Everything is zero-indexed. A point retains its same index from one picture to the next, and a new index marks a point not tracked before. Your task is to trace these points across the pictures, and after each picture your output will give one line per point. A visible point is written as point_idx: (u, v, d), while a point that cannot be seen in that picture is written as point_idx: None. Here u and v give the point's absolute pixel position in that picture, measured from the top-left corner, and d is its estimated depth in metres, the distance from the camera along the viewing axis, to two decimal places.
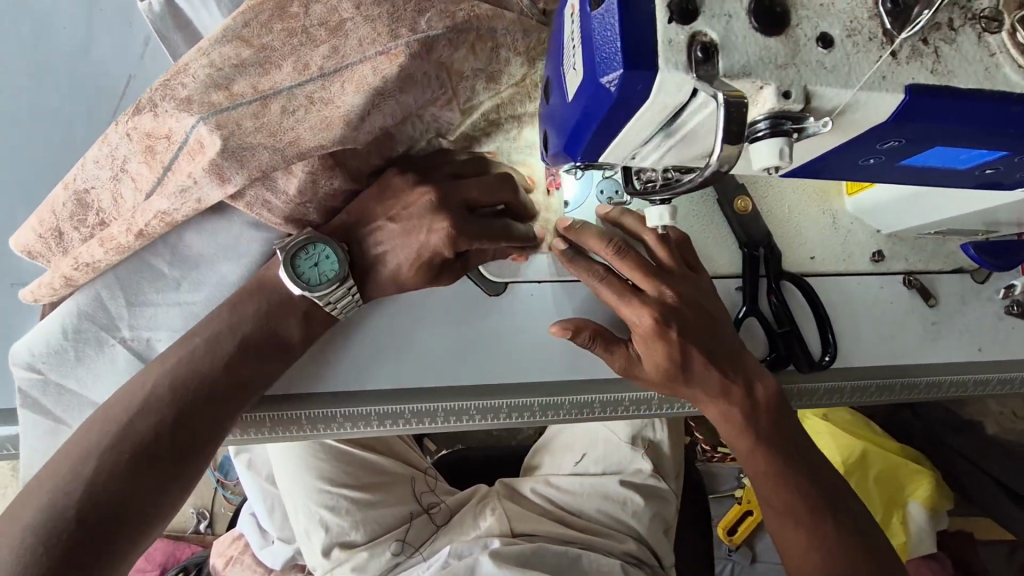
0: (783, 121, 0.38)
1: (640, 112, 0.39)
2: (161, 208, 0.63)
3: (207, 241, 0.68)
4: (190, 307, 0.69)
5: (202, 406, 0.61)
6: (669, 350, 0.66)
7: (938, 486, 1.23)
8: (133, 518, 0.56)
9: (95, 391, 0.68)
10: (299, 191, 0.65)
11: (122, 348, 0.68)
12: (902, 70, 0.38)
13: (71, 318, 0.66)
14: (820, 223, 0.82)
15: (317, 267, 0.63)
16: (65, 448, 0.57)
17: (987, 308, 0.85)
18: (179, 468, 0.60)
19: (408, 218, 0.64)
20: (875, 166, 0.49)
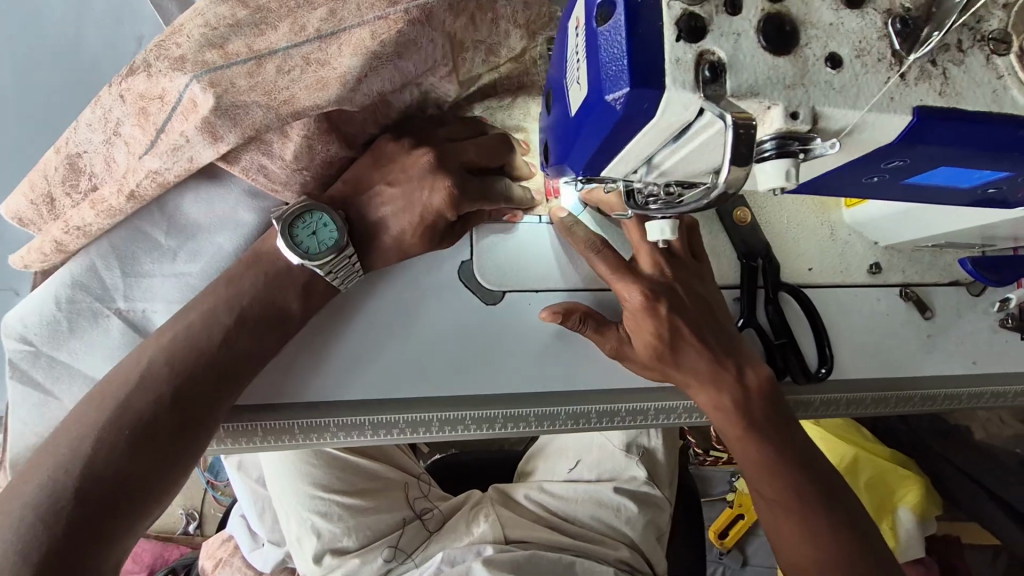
0: (790, 142, 0.38)
1: (645, 130, 0.39)
2: (153, 167, 0.61)
3: (204, 210, 0.67)
4: (186, 279, 0.67)
5: (202, 383, 0.60)
6: (658, 330, 0.67)
7: (926, 491, 1.23)
8: (134, 495, 0.55)
9: (88, 366, 0.66)
10: (295, 157, 0.63)
11: (116, 319, 0.66)
12: (910, 92, 0.38)
13: (65, 287, 0.64)
14: (818, 233, 0.82)
15: (315, 236, 0.62)
16: (62, 426, 0.56)
17: (982, 321, 0.85)
18: (179, 446, 0.58)
19: (408, 181, 0.64)
20: (878, 184, 0.49)
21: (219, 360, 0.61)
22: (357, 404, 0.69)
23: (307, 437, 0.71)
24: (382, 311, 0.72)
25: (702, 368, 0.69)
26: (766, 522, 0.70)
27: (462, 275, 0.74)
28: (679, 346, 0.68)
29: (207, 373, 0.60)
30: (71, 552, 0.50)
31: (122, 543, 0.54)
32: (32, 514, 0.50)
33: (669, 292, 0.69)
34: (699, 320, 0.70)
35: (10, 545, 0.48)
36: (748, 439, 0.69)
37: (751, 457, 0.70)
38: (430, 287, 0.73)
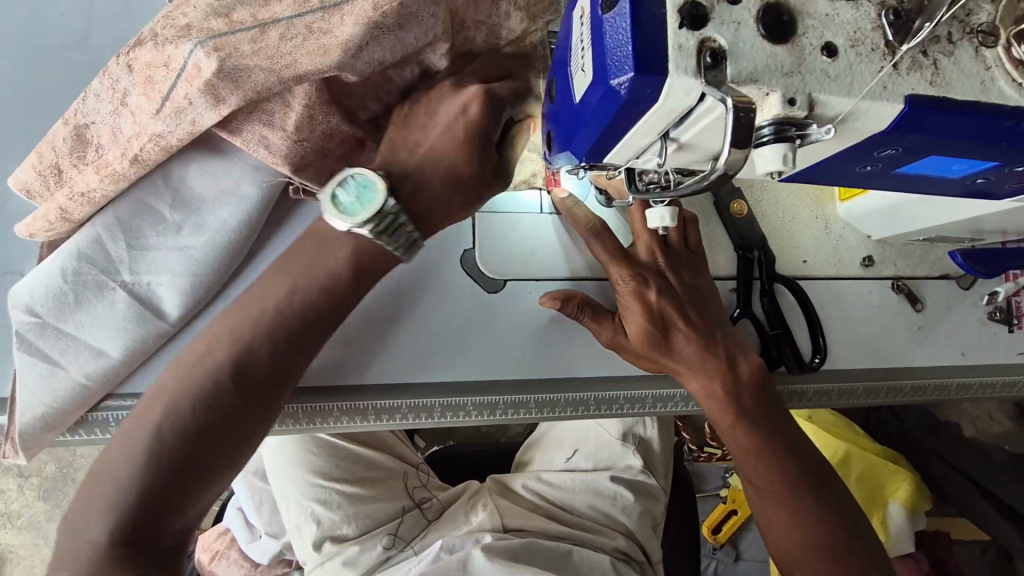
0: (789, 128, 0.39)
1: (648, 116, 0.40)
2: (157, 131, 0.59)
3: (208, 182, 0.65)
4: (190, 253, 0.67)
5: (267, 363, 0.58)
6: (648, 316, 0.69)
7: (916, 488, 1.25)
8: (211, 467, 0.56)
9: (93, 338, 0.66)
10: (296, 128, 0.59)
11: (122, 292, 0.65)
12: (903, 81, 0.39)
13: (71, 259, 0.63)
14: (812, 225, 0.84)
15: (358, 201, 0.55)
16: (147, 400, 0.57)
17: (971, 314, 0.87)
18: (248, 423, 0.58)
19: (427, 111, 0.60)
20: (872, 173, 0.50)
21: (288, 339, 0.59)
22: (359, 389, 0.70)
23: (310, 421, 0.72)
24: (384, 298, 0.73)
25: (692, 356, 0.71)
26: (757, 510, 0.71)
27: (464, 264, 0.75)
28: (669, 332, 0.70)
29: (272, 354, 0.58)
30: (141, 527, 0.53)
31: (190, 513, 0.56)
32: (112, 491, 0.53)
33: (658, 282, 0.71)
34: (687, 309, 0.71)
35: (112, 509, 0.53)
36: (738, 427, 0.71)
37: (740, 445, 0.71)
38: (432, 276, 0.74)
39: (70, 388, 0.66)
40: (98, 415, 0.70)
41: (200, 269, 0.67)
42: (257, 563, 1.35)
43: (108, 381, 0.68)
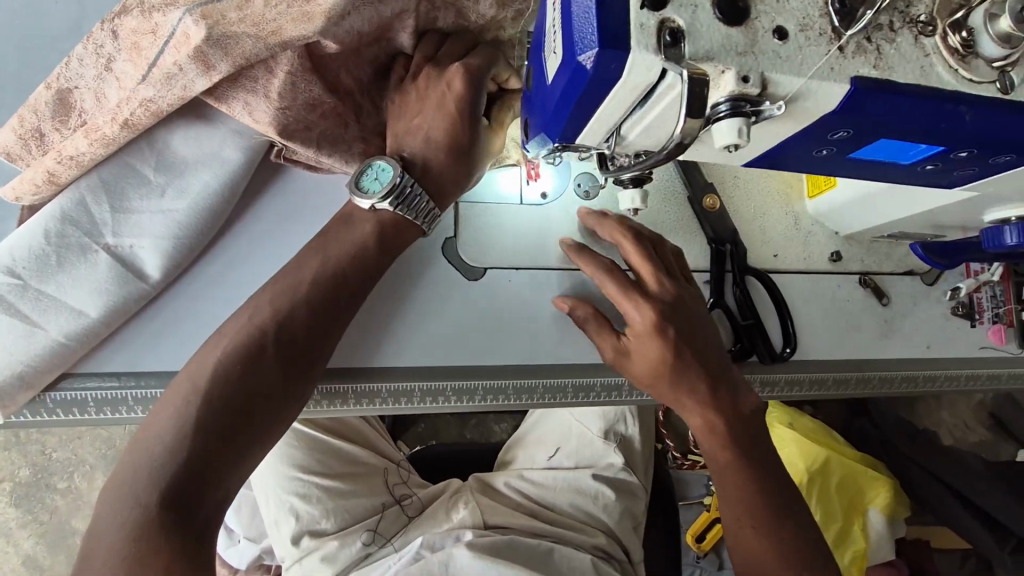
0: (743, 103, 0.42)
1: (614, 92, 0.43)
2: (146, 96, 0.60)
3: (192, 146, 0.67)
4: (173, 216, 0.68)
5: (302, 331, 0.64)
6: (662, 351, 0.67)
7: (896, 494, 1.29)
8: (258, 430, 0.60)
9: (74, 299, 0.65)
10: (279, 95, 0.62)
11: (105, 254, 0.66)
12: (848, 63, 0.43)
13: (55, 221, 0.64)
14: (782, 221, 0.87)
15: (378, 181, 0.65)
16: (195, 362, 0.62)
17: (935, 309, 0.91)
18: (286, 390, 0.63)
19: (419, 91, 0.67)
20: (828, 158, 0.53)
21: (320, 311, 0.64)
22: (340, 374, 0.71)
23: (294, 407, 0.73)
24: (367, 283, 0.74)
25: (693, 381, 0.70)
26: (735, 540, 0.72)
27: (445, 252, 0.77)
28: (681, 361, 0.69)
29: (306, 325, 0.64)
30: (193, 490, 0.55)
31: (237, 478, 0.59)
32: (161, 457, 0.56)
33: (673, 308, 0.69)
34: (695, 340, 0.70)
35: (156, 462, 0.56)
36: (731, 455, 0.71)
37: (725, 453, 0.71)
38: (416, 265, 0.76)
39: (50, 348, 0.65)
40: (72, 393, 0.69)
41: (182, 232, 0.68)
42: (235, 568, 1.35)
43: (87, 345, 0.67)
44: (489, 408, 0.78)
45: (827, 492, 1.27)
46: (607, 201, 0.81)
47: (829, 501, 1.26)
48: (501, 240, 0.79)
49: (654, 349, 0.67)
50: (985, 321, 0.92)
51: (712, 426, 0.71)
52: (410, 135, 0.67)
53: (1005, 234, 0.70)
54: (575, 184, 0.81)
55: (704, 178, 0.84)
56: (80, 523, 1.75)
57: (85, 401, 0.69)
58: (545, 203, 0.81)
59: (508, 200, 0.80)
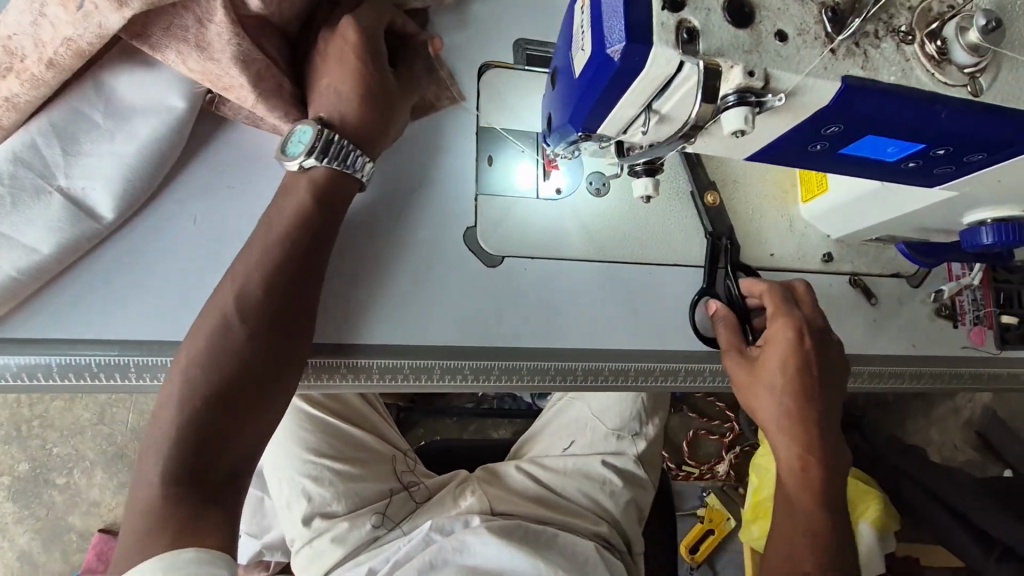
0: (748, 95, 0.48)
1: (635, 83, 0.49)
2: (68, 34, 0.64)
3: (136, 92, 0.73)
4: (122, 158, 0.73)
5: (279, 298, 0.68)
6: (799, 355, 0.74)
7: (886, 506, 1.32)
8: (263, 409, 0.67)
9: (26, 235, 0.70)
10: (205, 43, 0.68)
11: (58, 195, 0.71)
12: (840, 64, 0.49)
13: (7, 162, 0.68)
14: (777, 223, 0.93)
15: (300, 143, 0.71)
16: (191, 334, 0.68)
17: (920, 309, 0.97)
18: (277, 370, 0.68)
19: (323, 50, 0.74)
20: (821, 152, 0.60)
21: (284, 298, 0.68)
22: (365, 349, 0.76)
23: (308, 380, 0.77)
24: (390, 264, 0.79)
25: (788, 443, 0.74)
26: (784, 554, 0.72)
27: (465, 239, 0.82)
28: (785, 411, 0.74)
29: (279, 296, 0.68)
30: (215, 476, 0.64)
31: (253, 451, 0.67)
32: (176, 426, 0.63)
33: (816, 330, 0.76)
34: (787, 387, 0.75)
35: (171, 430, 0.63)
36: (812, 467, 0.73)
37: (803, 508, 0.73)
38: (440, 252, 0.81)
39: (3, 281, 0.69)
40: (117, 358, 0.72)
41: (131, 174, 0.73)
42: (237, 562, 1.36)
43: (41, 280, 0.72)
44: (503, 389, 0.82)
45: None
46: (616, 199, 0.88)
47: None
48: (518, 233, 0.84)
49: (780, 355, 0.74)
50: (966, 322, 0.98)
51: (806, 441, 0.72)
52: (323, 86, 0.73)
53: (982, 234, 0.76)
54: (587, 183, 0.87)
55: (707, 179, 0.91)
56: (77, 520, 1.72)
57: (126, 367, 0.72)
58: (558, 197, 0.86)
59: (524, 193, 0.86)
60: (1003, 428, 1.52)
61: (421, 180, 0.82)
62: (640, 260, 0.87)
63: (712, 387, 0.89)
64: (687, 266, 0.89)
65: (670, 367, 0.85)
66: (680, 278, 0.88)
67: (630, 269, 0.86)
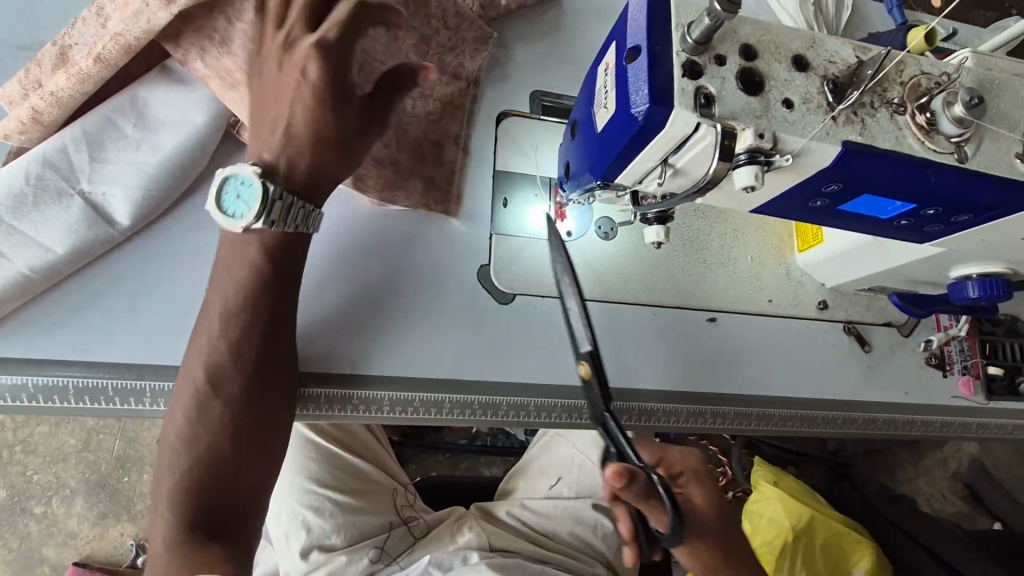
0: (758, 154, 0.52)
1: (654, 141, 0.53)
2: (118, 29, 0.67)
3: (168, 106, 0.77)
4: (145, 166, 0.75)
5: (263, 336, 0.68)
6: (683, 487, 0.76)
7: (880, 558, 1.32)
8: (266, 452, 0.68)
9: (43, 235, 0.71)
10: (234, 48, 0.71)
11: (78, 199, 0.72)
12: (840, 130, 0.54)
13: (36, 164, 0.71)
14: (775, 270, 0.98)
15: (238, 198, 0.62)
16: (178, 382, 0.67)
17: (911, 358, 1.00)
18: (271, 413, 0.69)
19: (281, 71, 0.64)
20: (821, 208, 0.64)
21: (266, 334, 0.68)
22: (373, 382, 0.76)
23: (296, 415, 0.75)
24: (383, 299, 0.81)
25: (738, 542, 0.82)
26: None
27: (479, 276, 0.85)
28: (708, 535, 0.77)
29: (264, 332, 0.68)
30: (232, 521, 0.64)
31: (263, 494, 0.67)
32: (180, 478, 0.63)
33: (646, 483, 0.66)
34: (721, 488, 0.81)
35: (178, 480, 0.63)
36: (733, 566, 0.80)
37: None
38: (453, 287, 0.84)
39: (13, 279, 0.70)
40: (134, 383, 0.72)
41: (151, 183, 0.75)
42: None
43: (52, 279, 0.73)
44: (509, 424, 0.83)
45: (811, 549, 1.31)
46: (623, 242, 0.92)
47: (812, 563, 1.30)
48: (530, 272, 0.88)
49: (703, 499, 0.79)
50: (955, 371, 1.02)
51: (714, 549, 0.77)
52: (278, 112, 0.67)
53: (968, 287, 0.81)
54: (595, 226, 0.91)
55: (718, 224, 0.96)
56: (51, 552, 1.65)
57: (143, 391, 0.71)
58: (568, 238, 0.90)
59: (536, 233, 0.89)
60: (989, 481, 1.54)
61: (413, 218, 0.85)
62: (645, 302, 0.91)
63: (715, 429, 0.91)
64: (689, 309, 0.92)
65: (673, 408, 0.87)
66: (683, 320, 0.91)
67: (636, 311, 0.90)
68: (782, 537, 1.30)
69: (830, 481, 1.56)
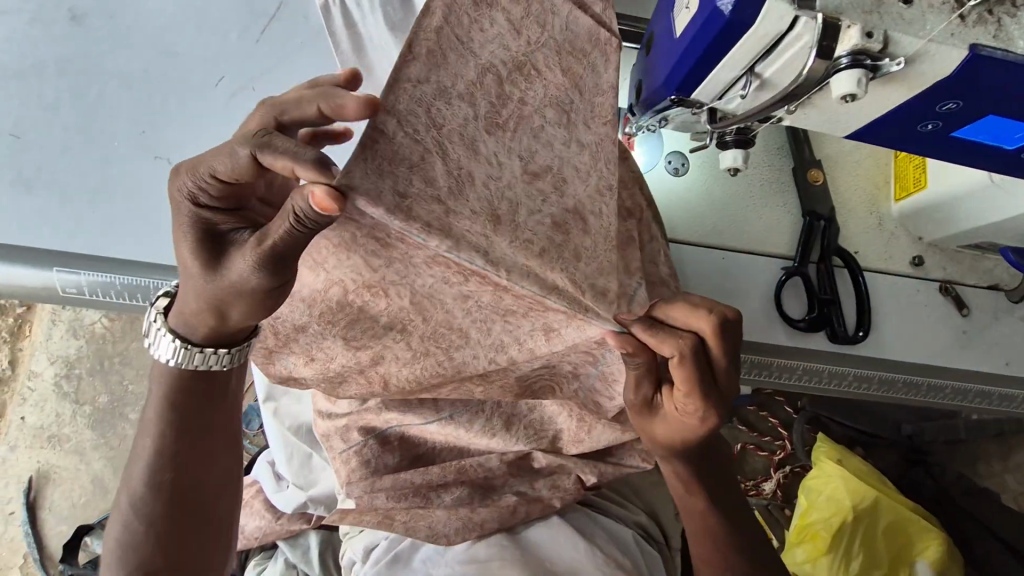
0: (863, 57, 0.46)
1: (743, 40, 0.48)
2: None
3: (201, 52, 0.78)
4: (160, 94, 0.76)
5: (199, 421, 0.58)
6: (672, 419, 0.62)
7: (949, 549, 1.21)
8: (224, 447, 0.62)
9: (57, 123, 0.75)
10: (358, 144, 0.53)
11: (97, 107, 0.75)
12: (969, 31, 0.46)
13: (71, 82, 0.75)
14: (865, 222, 0.89)
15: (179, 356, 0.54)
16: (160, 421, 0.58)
17: (1016, 328, 0.88)
18: (206, 434, 0.59)
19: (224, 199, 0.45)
20: (931, 134, 0.56)
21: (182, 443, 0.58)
22: (501, 460, 0.86)
23: (421, 478, 0.85)
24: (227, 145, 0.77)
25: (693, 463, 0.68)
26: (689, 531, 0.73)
27: None
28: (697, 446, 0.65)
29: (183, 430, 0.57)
30: (196, 542, 0.61)
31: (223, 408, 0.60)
32: (168, 442, 0.57)
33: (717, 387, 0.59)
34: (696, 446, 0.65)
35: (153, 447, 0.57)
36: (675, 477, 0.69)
37: (695, 524, 0.71)
38: None
39: (34, 156, 0.74)
40: (133, 279, 0.74)
41: (157, 110, 0.76)
42: (278, 515, 1.03)
43: (57, 152, 0.75)
44: None
45: (871, 533, 1.21)
46: (693, 181, 0.87)
47: (875, 547, 1.20)
48: None
49: (675, 427, 0.63)
50: None
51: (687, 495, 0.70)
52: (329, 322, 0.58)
53: None
54: (665, 161, 0.86)
55: (812, 155, 0.88)
56: None
57: (147, 289, 0.74)
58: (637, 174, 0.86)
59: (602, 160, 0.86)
60: None
61: (273, 46, 0.80)
62: (714, 245, 0.85)
63: (779, 383, 0.85)
64: (764, 255, 0.85)
65: None
66: (755, 267, 0.84)
67: (702, 253, 0.84)
68: (841, 515, 1.22)
69: (901, 464, 1.41)
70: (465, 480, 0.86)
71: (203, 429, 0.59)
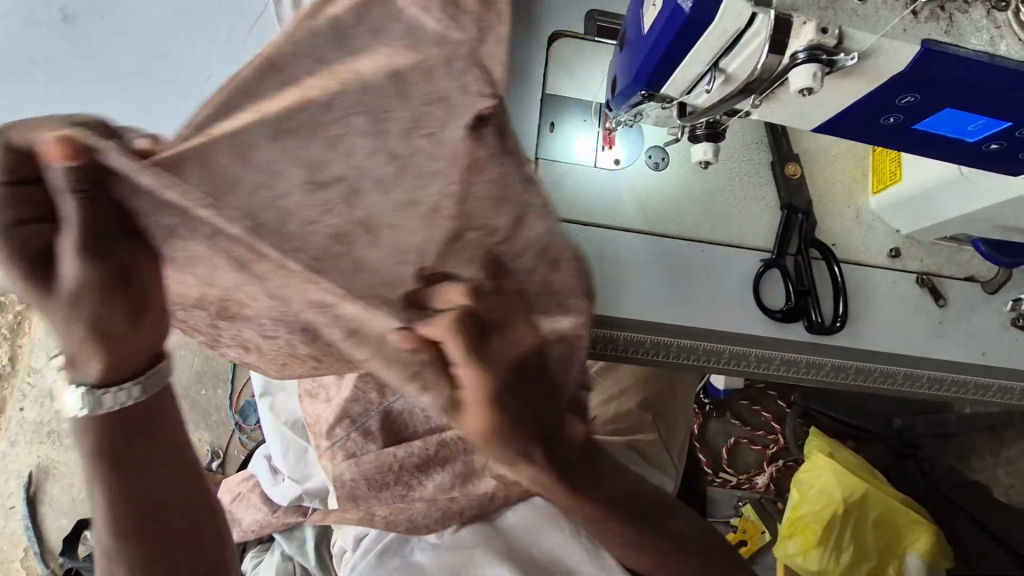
0: (819, 52, 0.48)
1: (705, 36, 0.50)
2: None
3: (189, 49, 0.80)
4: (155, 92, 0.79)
5: (136, 439, 0.57)
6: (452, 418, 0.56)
7: (937, 538, 1.22)
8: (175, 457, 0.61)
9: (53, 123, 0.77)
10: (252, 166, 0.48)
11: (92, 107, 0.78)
12: (921, 27, 0.48)
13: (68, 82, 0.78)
14: (842, 215, 0.90)
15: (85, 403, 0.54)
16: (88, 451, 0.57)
17: (991, 318, 0.90)
18: (148, 451, 0.58)
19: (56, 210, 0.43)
20: (893, 127, 0.58)
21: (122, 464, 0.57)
22: None
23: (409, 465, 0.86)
24: None
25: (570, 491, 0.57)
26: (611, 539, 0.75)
27: None
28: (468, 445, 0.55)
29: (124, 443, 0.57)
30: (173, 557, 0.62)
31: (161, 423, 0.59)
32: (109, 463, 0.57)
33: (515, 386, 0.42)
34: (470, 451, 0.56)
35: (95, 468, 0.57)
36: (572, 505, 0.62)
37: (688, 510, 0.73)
38: None
39: None
40: None
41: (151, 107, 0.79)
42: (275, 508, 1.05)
43: None
44: None
45: (861, 525, 1.23)
46: (673, 175, 0.89)
47: (862, 538, 1.22)
48: (579, 209, 0.85)
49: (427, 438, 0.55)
50: None
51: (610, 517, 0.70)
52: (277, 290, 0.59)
53: None
54: (645, 157, 0.88)
55: (790, 149, 0.90)
56: None
57: None
58: (618, 169, 0.88)
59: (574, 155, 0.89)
60: None
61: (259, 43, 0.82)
62: (692, 237, 0.86)
63: (758, 373, 0.87)
64: (743, 247, 0.87)
65: (713, 348, 0.84)
66: (733, 259, 0.86)
67: (682, 245, 0.86)
68: (831, 507, 1.23)
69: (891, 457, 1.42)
70: (448, 467, 0.86)
71: (144, 441, 0.58)
